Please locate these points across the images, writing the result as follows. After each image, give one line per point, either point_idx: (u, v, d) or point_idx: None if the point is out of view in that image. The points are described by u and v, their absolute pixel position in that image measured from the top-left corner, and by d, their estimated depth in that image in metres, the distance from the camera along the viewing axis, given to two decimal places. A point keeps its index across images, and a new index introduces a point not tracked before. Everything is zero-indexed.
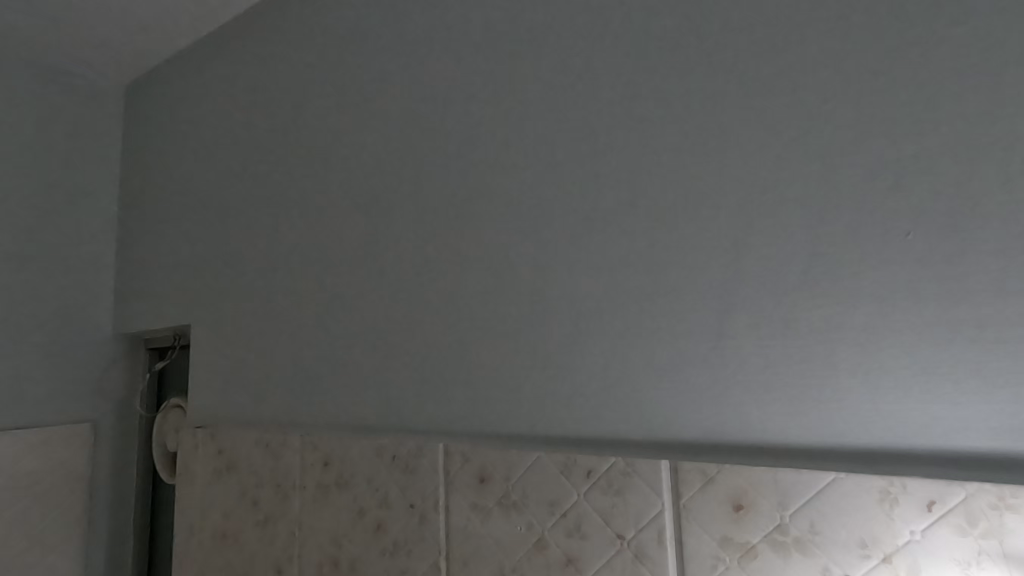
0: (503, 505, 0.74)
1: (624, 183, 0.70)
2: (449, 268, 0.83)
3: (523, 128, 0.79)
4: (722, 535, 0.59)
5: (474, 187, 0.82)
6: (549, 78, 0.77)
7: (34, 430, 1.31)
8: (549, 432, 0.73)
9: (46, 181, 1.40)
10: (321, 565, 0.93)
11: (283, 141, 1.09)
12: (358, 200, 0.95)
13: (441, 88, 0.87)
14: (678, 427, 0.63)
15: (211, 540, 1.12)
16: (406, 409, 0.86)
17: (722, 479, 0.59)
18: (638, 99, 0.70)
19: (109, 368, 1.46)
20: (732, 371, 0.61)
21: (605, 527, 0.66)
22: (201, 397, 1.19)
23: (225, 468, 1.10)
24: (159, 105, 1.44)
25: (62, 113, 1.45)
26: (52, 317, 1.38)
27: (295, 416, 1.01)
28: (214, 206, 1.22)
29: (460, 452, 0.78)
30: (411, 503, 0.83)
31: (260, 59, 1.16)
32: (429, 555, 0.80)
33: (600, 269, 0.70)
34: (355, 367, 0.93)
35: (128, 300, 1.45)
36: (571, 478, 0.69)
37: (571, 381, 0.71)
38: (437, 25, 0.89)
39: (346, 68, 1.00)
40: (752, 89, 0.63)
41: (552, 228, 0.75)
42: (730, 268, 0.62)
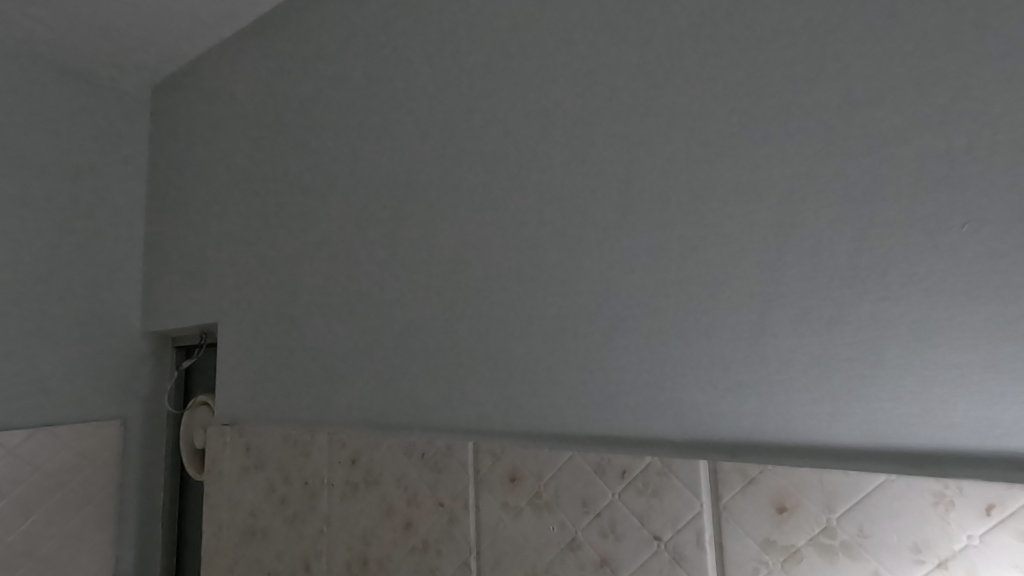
0: (534, 504, 0.73)
1: (656, 178, 0.69)
2: (477, 266, 0.83)
3: (551, 123, 0.78)
4: (764, 537, 0.57)
5: (502, 183, 0.82)
6: (577, 73, 0.76)
7: (64, 427, 1.34)
8: (580, 431, 0.72)
9: (76, 181, 1.43)
10: (350, 563, 0.93)
11: (309, 139, 1.09)
12: (384, 198, 0.95)
13: (468, 84, 0.87)
14: (717, 427, 0.62)
15: (240, 537, 1.13)
16: (434, 408, 0.85)
17: (764, 480, 0.57)
18: (670, 91, 0.69)
19: (138, 366, 1.49)
20: (771, 369, 0.59)
21: (641, 527, 0.65)
22: (228, 395, 1.20)
23: (254, 465, 1.11)
24: (184, 106, 1.46)
25: (91, 115, 1.48)
26: (83, 315, 1.41)
27: (322, 413, 1.01)
28: (239, 205, 1.23)
29: (490, 451, 0.78)
30: (440, 501, 0.82)
31: (286, 58, 1.17)
32: (459, 555, 0.80)
33: (631, 267, 0.70)
34: (382, 365, 0.93)
35: (155, 299, 1.47)
36: (605, 478, 0.68)
37: (603, 380, 0.70)
38: (462, 21, 0.89)
39: (372, 66, 1.00)
40: (790, 79, 0.61)
41: (581, 225, 0.74)
42: (771, 264, 0.61)
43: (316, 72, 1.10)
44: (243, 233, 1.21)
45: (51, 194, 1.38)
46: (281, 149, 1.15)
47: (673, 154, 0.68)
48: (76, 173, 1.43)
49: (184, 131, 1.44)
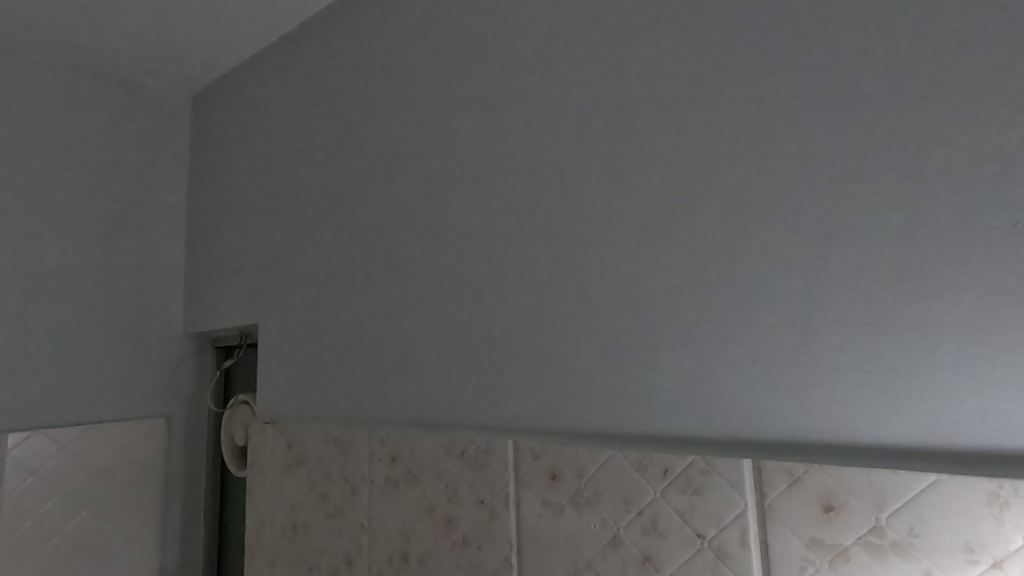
0: (576, 502, 0.74)
1: (694, 180, 0.70)
2: (514, 267, 0.85)
3: (589, 125, 0.79)
4: (811, 536, 0.57)
5: (538, 186, 0.83)
6: (615, 75, 0.77)
7: (113, 424, 1.39)
8: (621, 429, 0.73)
9: (123, 187, 1.49)
10: (391, 558, 0.95)
11: (347, 145, 1.13)
12: (422, 202, 0.98)
13: (505, 89, 0.89)
14: (761, 426, 0.62)
15: (283, 532, 1.16)
16: (474, 407, 0.87)
17: (810, 479, 0.57)
18: (709, 92, 0.69)
19: (181, 365, 1.55)
20: (816, 368, 0.60)
21: (683, 525, 0.65)
22: (269, 394, 1.24)
23: (295, 462, 1.14)
24: (224, 114, 1.51)
25: (136, 123, 1.54)
26: (130, 317, 1.47)
27: (363, 412, 1.04)
28: (278, 210, 1.27)
29: (530, 449, 0.79)
30: (481, 498, 0.84)
31: (324, 66, 1.21)
32: (500, 552, 0.81)
33: (669, 268, 0.70)
34: (421, 365, 0.95)
35: (197, 301, 1.52)
36: (646, 476, 0.68)
37: (643, 379, 0.71)
38: (499, 26, 0.91)
39: (409, 72, 1.03)
40: (833, 78, 0.61)
41: (618, 227, 0.75)
42: (814, 265, 0.61)
43: (353, 79, 1.13)
44: (283, 236, 1.25)
45: (100, 201, 1.45)
46: (320, 155, 1.18)
47: (713, 155, 0.68)
48: (122, 179, 1.49)
49: (224, 138, 1.49)
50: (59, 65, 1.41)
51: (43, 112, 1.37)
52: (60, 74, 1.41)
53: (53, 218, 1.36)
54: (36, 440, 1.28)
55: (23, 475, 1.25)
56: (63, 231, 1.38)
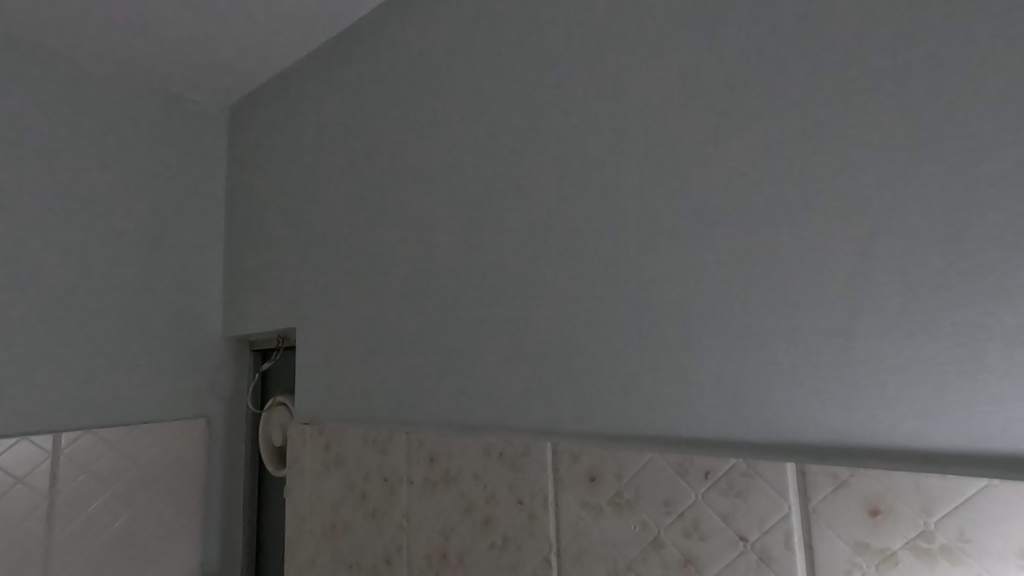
0: (615, 503, 0.75)
1: (730, 187, 0.71)
2: (550, 272, 0.87)
3: (624, 133, 0.81)
4: (857, 540, 0.58)
5: (573, 193, 0.85)
6: (650, 83, 0.79)
7: (157, 424, 1.45)
8: (659, 431, 0.74)
9: (166, 196, 1.55)
10: (430, 557, 0.97)
11: (382, 154, 1.16)
12: (458, 209, 1.00)
13: (540, 97, 0.91)
14: (803, 430, 0.63)
15: (322, 531, 1.19)
16: (512, 409, 0.89)
17: (855, 483, 0.58)
18: (747, 99, 0.70)
19: (220, 367, 1.60)
20: (859, 372, 0.60)
21: (725, 527, 0.66)
22: (308, 396, 1.28)
23: (334, 463, 1.17)
24: (261, 124, 1.56)
25: (178, 133, 1.60)
26: (172, 321, 1.53)
27: (400, 414, 1.07)
28: (315, 217, 1.31)
29: (569, 451, 0.80)
30: (520, 499, 0.85)
31: (361, 77, 1.24)
32: (540, 551, 0.83)
33: (704, 273, 0.72)
34: (458, 368, 0.98)
35: (235, 306, 1.57)
36: (687, 479, 0.69)
37: (681, 383, 0.72)
38: (534, 36, 0.93)
39: (444, 82, 1.06)
40: (872, 86, 0.62)
41: (654, 234, 0.76)
42: (856, 270, 0.61)
43: (388, 90, 1.17)
44: (319, 242, 1.29)
45: (145, 209, 1.51)
46: (356, 162, 1.22)
47: (752, 161, 0.69)
48: (165, 188, 1.55)
49: (261, 148, 1.54)
50: (107, 81, 1.47)
51: (92, 125, 1.44)
52: (107, 89, 1.47)
53: (102, 226, 1.43)
54: (88, 439, 1.34)
55: (75, 474, 1.31)
56: (111, 239, 1.44)
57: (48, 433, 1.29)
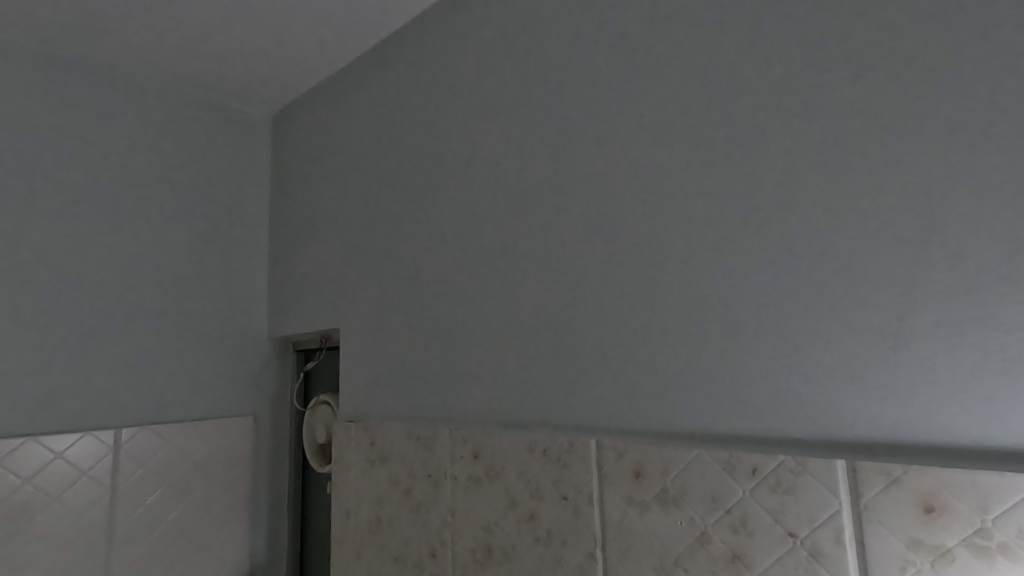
0: (661, 499, 0.76)
1: (774, 187, 0.71)
2: (592, 272, 0.88)
3: (666, 135, 0.82)
4: (911, 537, 0.58)
5: (615, 195, 0.87)
6: (694, 85, 0.80)
7: (209, 421, 1.52)
8: (705, 429, 0.75)
9: (215, 203, 1.62)
10: (475, 551, 1.00)
11: (424, 159, 1.19)
12: (500, 212, 1.03)
13: (580, 101, 0.93)
14: (854, 427, 0.63)
15: (368, 525, 1.23)
16: (556, 408, 0.91)
17: (909, 480, 0.58)
18: (793, 99, 0.71)
19: (266, 367, 1.66)
20: (911, 370, 0.60)
21: (775, 524, 0.66)
22: (352, 394, 1.32)
23: (379, 459, 1.21)
24: (304, 132, 1.61)
25: (225, 142, 1.66)
26: (222, 322, 1.59)
27: (444, 412, 1.10)
28: (357, 220, 1.36)
29: (614, 448, 0.82)
30: (564, 494, 0.87)
31: (402, 84, 1.28)
32: (585, 546, 0.84)
33: (748, 273, 0.73)
34: (502, 367, 1.00)
35: (279, 308, 1.63)
36: (734, 476, 0.70)
37: (727, 381, 0.73)
38: (574, 42, 0.95)
39: (484, 88, 1.09)
40: (920, 83, 0.62)
41: (697, 234, 0.78)
42: (907, 268, 0.61)
43: (430, 96, 1.20)
44: (362, 244, 1.33)
45: (196, 216, 1.58)
46: (398, 167, 1.26)
47: (796, 161, 0.70)
48: (214, 195, 1.62)
49: (304, 155, 1.60)
50: (160, 93, 1.55)
51: (148, 137, 1.51)
52: (160, 101, 1.55)
53: (157, 233, 1.50)
54: (146, 435, 1.41)
55: (134, 468, 1.38)
56: (165, 245, 1.51)
57: (109, 428, 1.36)
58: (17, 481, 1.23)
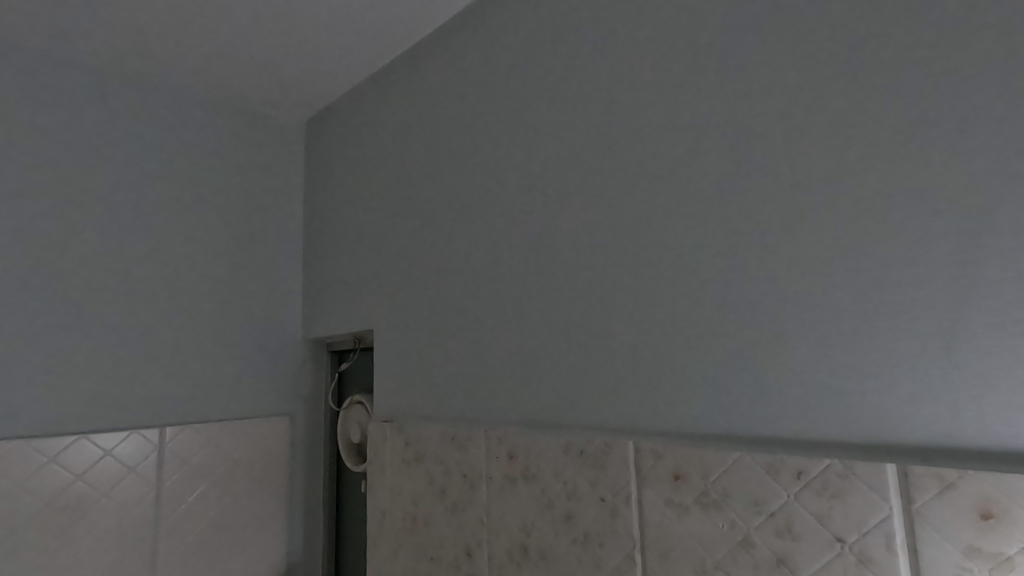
0: (702, 502, 0.76)
1: (816, 186, 0.70)
2: (628, 273, 0.88)
3: (703, 134, 0.82)
4: (968, 544, 0.56)
5: (650, 196, 0.87)
6: (732, 84, 0.79)
7: (248, 420, 1.56)
8: (746, 431, 0.74)
9: (252, 207, 1.66)
10: (511, 551, 1.00)
11: (457, 161, 1.21)
12: (534, 214, 1.04)
13: (615, 102, 0.93)
14: (904, 430, 0.62)
15: (403, 524, 1.25)
16: (592, 409, 0.92)
17: (965, 486, 0.56)
18: (837, 95, 0.70)
19: (302, 367, 1.70)
20: (964, 371, 0.59)
21: (822, 528, 0.65)
22: (387, 395, 1.34)
23: (414, 459, 1.23)
24: (337, 137, 1.65)
25: (261, 148, 1.71)
26: (259, 323, 1.63)
27: (479, 412, 1.11)
28: (391, 222, 1.38)
29: (652, 449, 0.81)
30: (602, 496, 0.87)
31: (434, 88, 1.30)
32: (624, 548, 0.84)
33: (789, 273, 0.72)
34: (537, 368, 1.01)
35: (314, 310, 1.67)
36: (778, 479, 0.69)
37: (768, 383, 0.72)
38: (609, 43, 0.95)
39: (517, 90, 1.10)
40: (968, 79, 0.61)
41: (736, 234, 0.77)
42: (958, 268, 0.60)
43: (463, 99, 1.22)
44: (396, 246, 1.36)
45: (235, 220, 1.62)
46: (431, 170, 1.28)
47: (839, 159, 0.69)
48: (251, 199, 1.66)
49: (337, 160, 1.63)
50: (200, 102, 1.60)
51: (188, 144, 1.56)
52: (199, 110, 1.59)
53: (198, 237, 1.54)
54: (188, 433, 1.45)
55: (178, 465, 1.42)
56: (205, 249, 1.55)
57: (154, 427, 1.41)
58: (70, 477, 1.28)
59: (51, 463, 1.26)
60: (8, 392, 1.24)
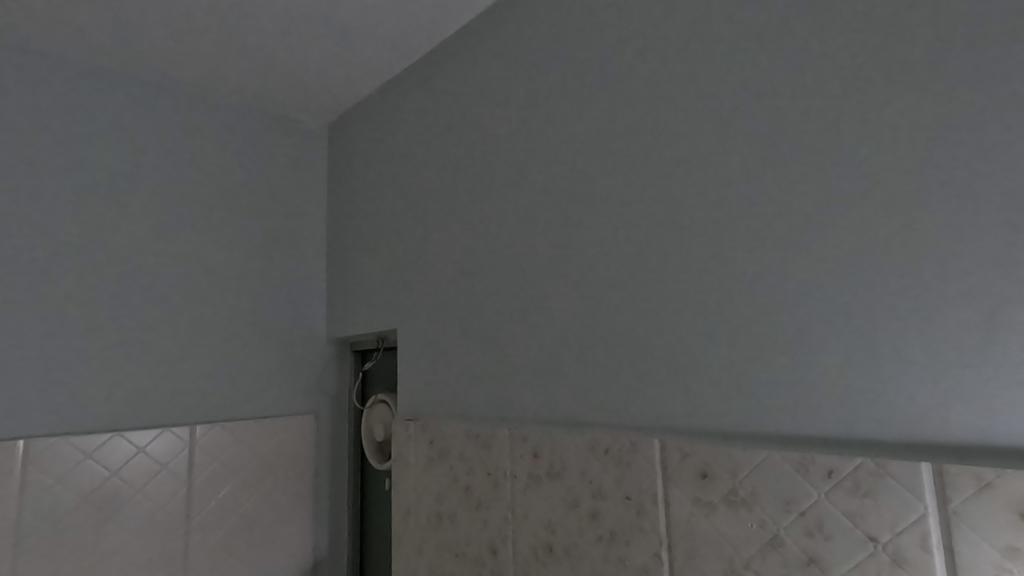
0: (730, 501, 0.75)
1: (845, 183, 0.70)
2: (653, 271, 0.88)
3: (729, 131, 0.81)
4: (1006, 544, 0.55)
5: (675, 194, 0.87)
6: (759, 81, 0.79)
7: (275, 419, 1.59)
8: (775, 430, 0.73)
9: (277, 210, 1.69)
10: (537, 549, 1.01)
11: (480, 162, 1.22)
12: (557, 214, 1.04)
13: (638, 101, 0.93)
14: (939, 428, 0.61)
15: (428, 521, 1.26)
16: (617, 407, 0.92)
17: (1003, 485, 0.55)
18: (868, 91, 0.69)
19: (327, 366, 1.73)
20: (1000, 369, 0.58)
21: (853, 528, 0.65)
22: (411, 394, 1.35)
23: (438, 457, 1.24)
24: (359, 140, 1.67)
25: (286, 151, 1.74)
26: (285, 323, 1.66)
27: (503, 411, 1.11)
28: (414, 223, 1.40)
29: (679, 448, 0.81)
30: (628, 494, 0.87)
31: (456, 89, 1.31)
32: (650, 546, 0.84)
33: (818, 271, 0.71)
34: (561, 367, 1.01)
35: (338, 310, 1.69)
36: (809, 478, 0.68)
37: (797, 381, 0.72)
38: (632, 42, 0.95)
39: (539, 90, 1.10)
40: (1002, 73, 0.60)
41: (763, 231, 0.76)
42: (994, 264, 0.59)
43: (485, 100, 1.23)
44: (419, 247, 1.37)
45: (261, 222, 1.65)
46: (453, 171, 1.29)
47: (869, 155, 0.68)
48: (277, 202, 1.69)
49: (360, 162, 1.65)
50: (227, 108, 1.63)
51: (216, 149, 1.60)
52: (226, 115, 1.63)
53: (225, 239, 1.58)
54: (218, 431, 1.48)
55: (208, 462, 1.46)
56: (232, 251, 1.59)
57: (185, 425, 1.45)
58: (106, 473, 1.32)
59: (88, 459, 1.30)
60: (47, 392, 1.28)
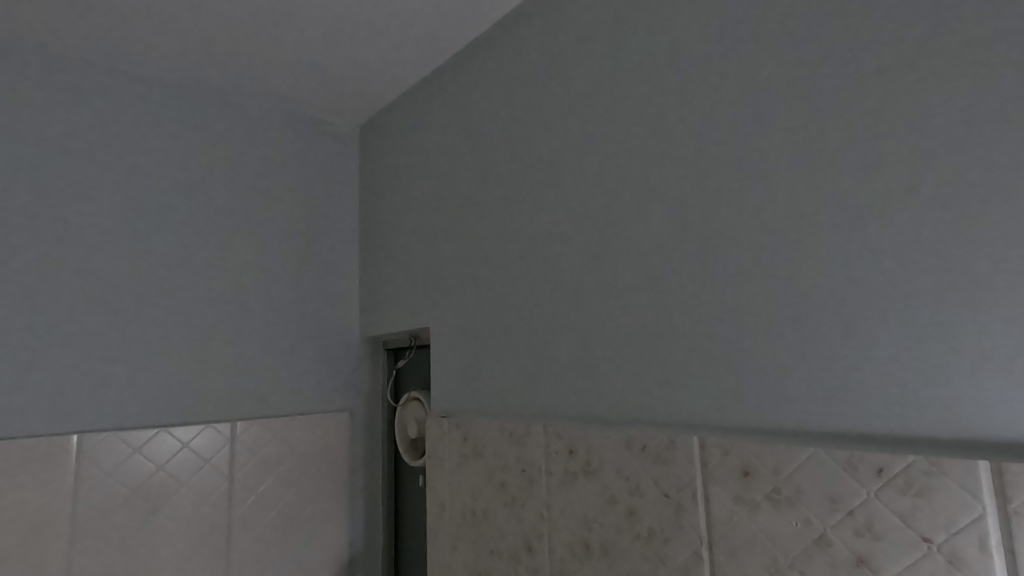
0: (773, 499, 0.74)
1: (891, 173, 0.68)
2: (690, 267, 0.87)
3: (768, 122, 0.80)
4: None
5: (712, 187, 0.86)
6: (799, 70, 0.77)
7: (311, 415, 1.62)
8: (820, 427, 0.72)
9: (311, 211, 1.73)
10: (573, 546, 1.01)
11: (512, 159, 1.22)
12: (591, 210, 1.04)
13: (673, 94, 0.92)
14: (996, 425, 0.59)
15: (463, 518, 1.27)
16: (653, 404, 0.91)
17: None
18: (914, 78, 0.67)
19: (361, 364, 1.76)
20: None
21: (906, 528, 0.63)
22: (445, 392, 1.37)
23: (472, 454, 1.25)
24: (391, 140, 1.69)
25: (319, 153, 1.77)
26: (321, 322, 1.70)
27: (538, 408, 1.12)
28: (446, 222, 1.41)
29: (719, 445, 0.80)
30: (666, 492, 0.86)
31: (487, 87, 1.32)
32: (690, 545, 0.83)
33: (863, 264, 0.69)
34: (596, 364, 1.01)
35: (371, 309, 1.72)
36: (857, 476, 0.66)
37: (842, 377, 0.70)
38: (666, 36, 0.94)
39: (571, 86, 1.10)
40: None
41: (804, 224, 0.75)
42: None
43: (516, 98, 1.23)
44: (451, 245, 1.38)
45: (296, 223, 1.69)
46: (485, 169, 1.30)
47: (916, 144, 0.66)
48: (311, 203, 1.73)
49: (391, 162, 1.68)
50: (262, 112, 1.67)
51: (252, 152, 1.64)
52: (261, 119, 1.67)
53: (263, 240, 1.62)
54: (257, 427, 1.52)
55: (248, 457, 1.50)
56: (269, 251, 1.63)
57: (226, 421, 1.49)
58: (153, 468, 1.37)
59: (136, 454, 1.35)
60: (97, 388, 1.34)
